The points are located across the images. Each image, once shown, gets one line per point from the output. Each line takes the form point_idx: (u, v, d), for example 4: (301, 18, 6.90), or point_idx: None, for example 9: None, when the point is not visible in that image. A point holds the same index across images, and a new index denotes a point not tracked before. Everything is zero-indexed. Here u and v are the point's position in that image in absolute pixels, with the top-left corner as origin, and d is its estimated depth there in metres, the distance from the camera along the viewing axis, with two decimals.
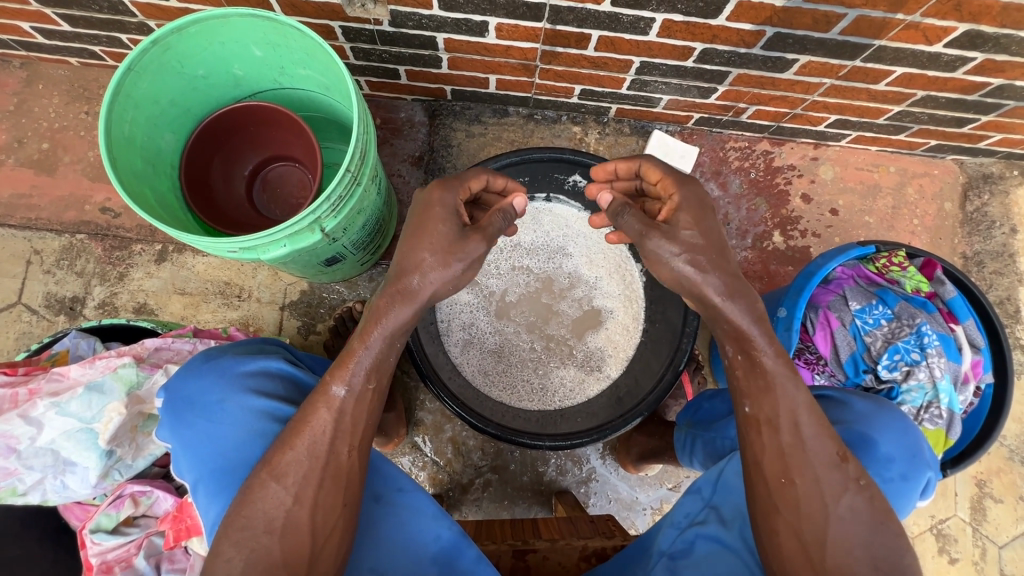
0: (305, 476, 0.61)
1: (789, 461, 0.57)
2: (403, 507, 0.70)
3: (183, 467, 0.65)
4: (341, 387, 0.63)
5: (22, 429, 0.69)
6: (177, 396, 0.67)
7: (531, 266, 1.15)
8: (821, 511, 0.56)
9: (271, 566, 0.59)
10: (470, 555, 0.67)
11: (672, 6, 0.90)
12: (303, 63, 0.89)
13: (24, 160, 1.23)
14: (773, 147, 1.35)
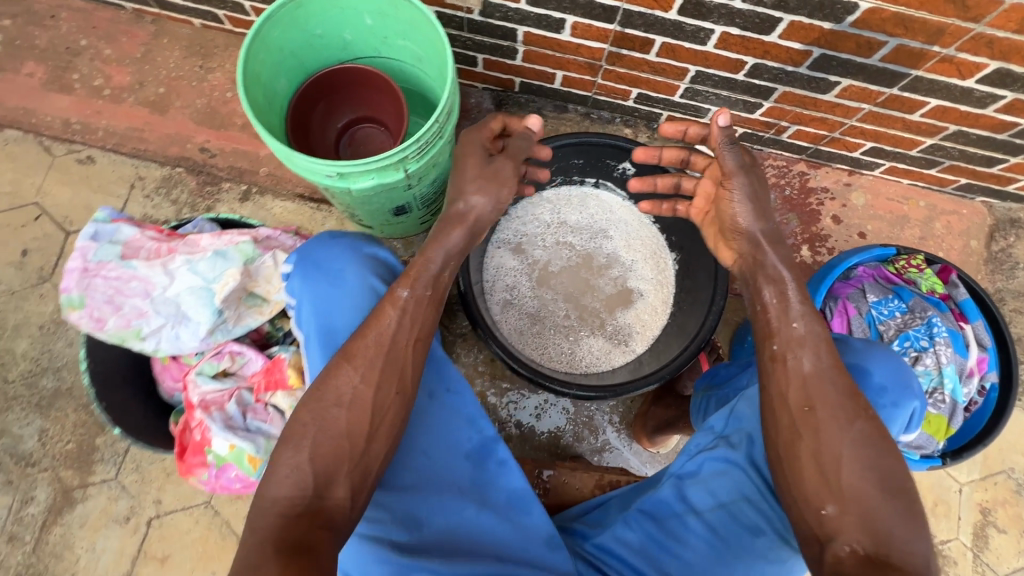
0: (372, 362, 0.70)
1: (811, 391, 0.66)
2: (449, 402, 0.78)
3: (304, 318, 0.77)
4: (406, 291, 0.76)
5: (160, 277, 0.82)
6: (307, 259, 0.80)
7: (573, 242, 1.26)
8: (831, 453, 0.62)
9: (332, 439, 0.67)
10: (500, 456, 0.78)
11: (731, 19, 1.02)
12: (404, 35, 1.04)
13: (142, 100, 1.40)
14: (809, 169, 1.44)
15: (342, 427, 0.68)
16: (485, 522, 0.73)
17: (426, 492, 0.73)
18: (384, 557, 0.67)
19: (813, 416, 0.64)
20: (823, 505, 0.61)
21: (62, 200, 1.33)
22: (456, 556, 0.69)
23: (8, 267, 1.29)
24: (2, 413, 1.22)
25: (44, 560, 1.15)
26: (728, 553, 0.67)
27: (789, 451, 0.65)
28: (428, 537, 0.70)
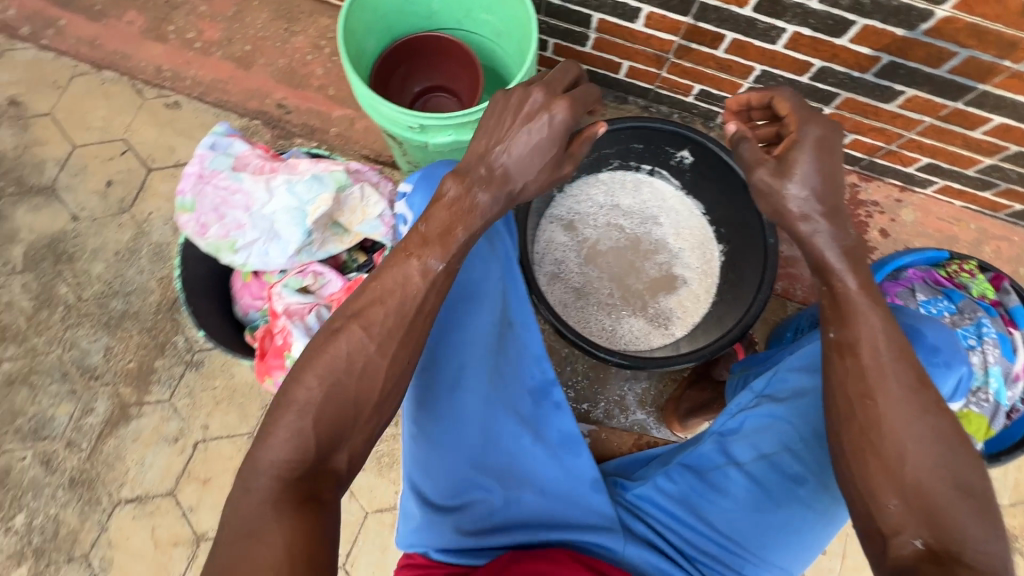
0: (389, 332, 0.67)
1: (870, 381, 0.64)
2: (516, 337, 0.78)
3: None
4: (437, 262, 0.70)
5: (261, 195, 0.89)
6: (427, 180, 0.85)
7: (624, 225, 1.31)
8: (896, 452, 0.61)
9: (344, 401, 0.65)
10: (556, 398, 0.78)
11: (804, 20, 1.05)
12: (489, 9, 1.11)
13: (228, 55, 1.49)
14: (861, 181, 1.45)
15: (350, 395, 0.66)
16: (538, 456, 0.74)
17: (484, 419, 0.73)
18: (447, 471, 0.71)
19: (872, 405, 0.63)
20: (889, 500, 0.61)
21: (148, 139, 1.42)
22: (511, 481, 0.73)
23: (93, 196, 1.38)
24: (73, 327, 1.30)
25: (97, 467, 1.23)
26: (769, 506, 0.70)
27: (848, 435, 0.65)
28: (485, 460, 0.73)
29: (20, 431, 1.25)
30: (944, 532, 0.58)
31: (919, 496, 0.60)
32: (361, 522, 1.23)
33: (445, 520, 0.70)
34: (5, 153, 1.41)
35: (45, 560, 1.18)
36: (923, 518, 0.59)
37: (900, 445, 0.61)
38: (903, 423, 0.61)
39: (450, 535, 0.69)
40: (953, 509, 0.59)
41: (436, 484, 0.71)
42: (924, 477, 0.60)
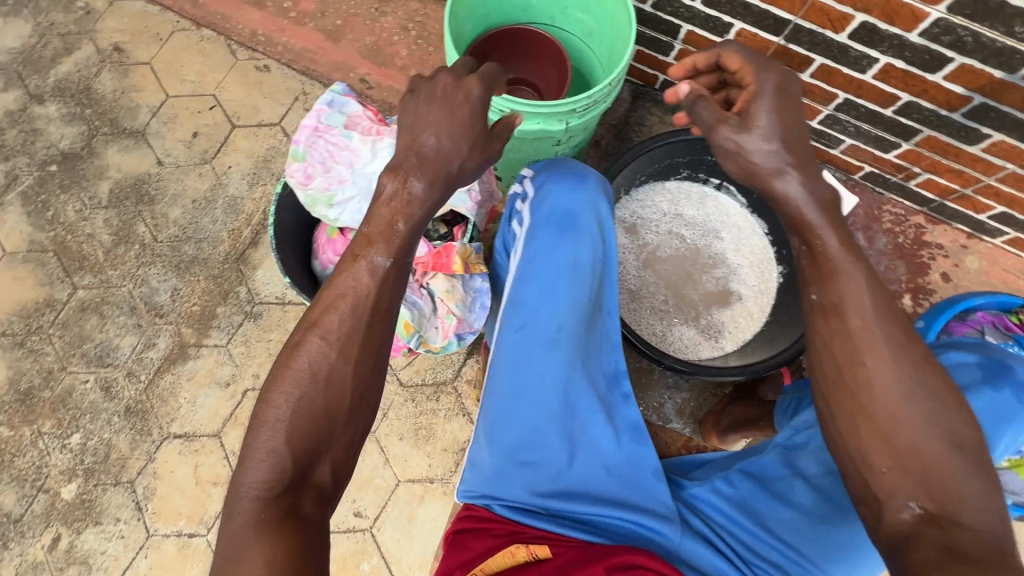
0: (348, 333, 0.64)
1: (856, 344, 0.60)
2: (603, 322, 0.83)
3: (543, 209, 0.82)
4: (384, 258, 0.67)
5: (365, 154, 0.95)
6: (557, 166, 0.87)
7: (685, 235, 1.32)
8: (888, 412, 0.58)
9: (315, 414, 0.61)
10: (626, 388, 0.82)
11: (900, 51, 1.06)
12: (585, 9, 1.14)
13: (320, 27, 1.54)
14: (927, 224, 1.43)
15: (319, 406, 0.61)
16: (607, 435, 0.77)
17: (568, 388, 0.76)
18: (524, 429, 0.75)
19: (862, 368, 0.59)
20: (880, 463, 0.58)
21: (236, 97, 1.49)
22: (578, 453, 0.76)
23: (179, 144, 1.45)
24: (146, 266, 1.37)
25: (152, 400, 1.29)
26: (831, 525, 0.70)
27: (835, 400, 0.62)
28: (561, 427, 0.75)
29: (86, 355, 1.32)
30: (945, 496, 0.55)
31: (917, 459, 0.57)
32: (392, 490, 1.25)
33: (513, 475, 0.73)
34: (104, 95, 1.49)
35: (94, 480, 1.25)
36: (921, 483, 0.56)
37: (892, 407, 0.58)
38: (896, 388, 0.58)
39: (515, 488, 0.73)
40: (949, 468, 0.56)
41: (510, 439, 0.75)
42: (917, 438, 0.57)
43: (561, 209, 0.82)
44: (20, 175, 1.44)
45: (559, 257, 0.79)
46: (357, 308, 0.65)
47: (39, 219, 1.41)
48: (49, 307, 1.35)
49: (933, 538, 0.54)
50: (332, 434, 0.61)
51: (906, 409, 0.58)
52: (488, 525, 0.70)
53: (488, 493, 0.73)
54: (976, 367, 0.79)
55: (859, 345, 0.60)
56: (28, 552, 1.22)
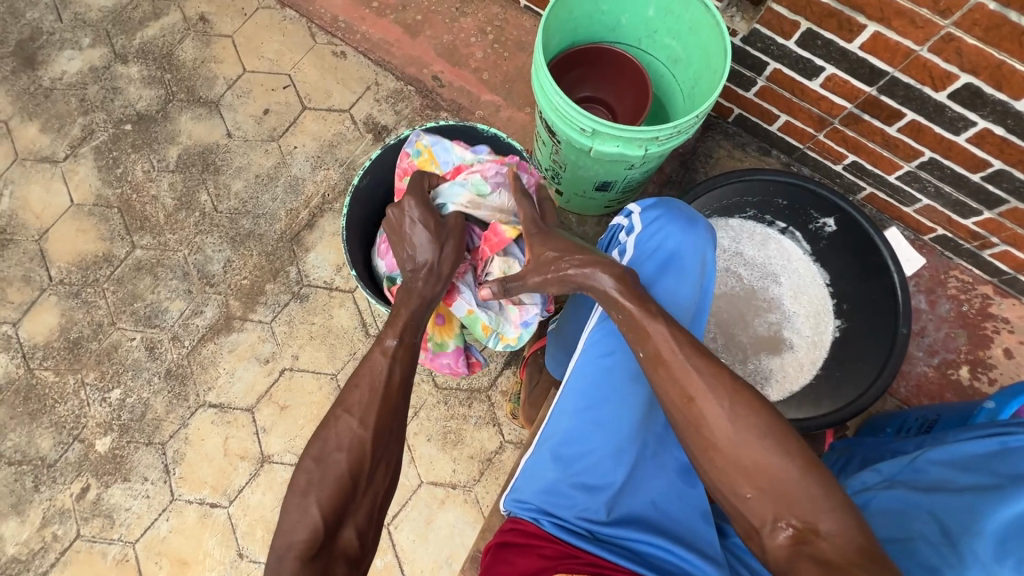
0: (366, 407, 0.73)
1: (692, 383, 0.67)
2: None
3: (648, 246, 0.88)
4: (393, 339, 0.80)
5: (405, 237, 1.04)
6: (669, 205, 0.91)
7: (743, 274, 1.29)
8: (725, 438, 0.63)
9: (340, 482, 0.67)
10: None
11: (1002, 118, 1.01)
12: (676, 35, 1.12)
13: (400, 21, 1.54)
14: (995, 295, 1.37)
15: (342, 472, 0.67)
16: (668, 473, 0.76)
17: (642, 420, 0.76)
18: (590, 451, 0.75)
19: (695, 406, 0.66)
20: (746, 490, 0.62)
21: (310, 79, 1.50)
22: (639, 486, 0.74)
23: (249, 119, 1.47)
24: (204, 234, 1.39)
25: (192, 366, 1.31)
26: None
27: (689, 439, 0.66)
28: (625, 457, 0.75)
29: (135, 313, 1.35)
30: (802, 508, 0.59)
31: (768, 479, 0.61)
32: (414, 490, 1.24)
33: (572, 495, 0.72)
34: (184, 63, 1.52)
35: (127, 437, 1.27)
36: (780, 502, 0.60)
37: (725, 430, 0.64)
38: (722, 410, 0.64)
39: (571, 507, 0.72)
40: (797, 482, 0.60)
41: (575, 458, 0.75)
42: (759, 457, 0.61)
43: (667, 250, 0.87)
44: (96, 130, 1.48)
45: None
46: (373, 386, 0.75)
47: (108, 174, 1.45)
48: (106, 261, 1.38)
49: (807, 554, 0.57)
50: (356, 493, 0.67)
51: (733, 430, 0.63)
52: (536, 543, 0.68)
53: (543, 507, 0.72)
54: None
55: (689, 381, 0.67)
56: (56, 498, 1.25)
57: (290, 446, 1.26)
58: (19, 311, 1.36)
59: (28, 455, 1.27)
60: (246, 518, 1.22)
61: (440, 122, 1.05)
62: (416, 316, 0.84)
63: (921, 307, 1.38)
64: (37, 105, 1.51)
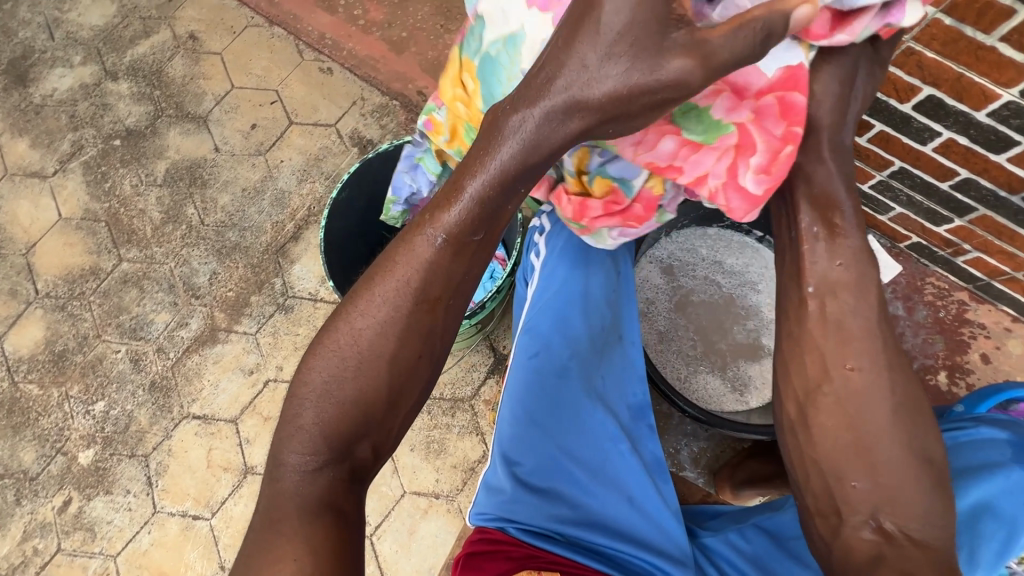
0: (396, 307, 0.54)
1: (853, 348, 0.60)
2: (625, 349, 0.83)
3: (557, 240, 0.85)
4: (439, 234, 0.53)
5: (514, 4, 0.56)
6: None
7: (721, 282, 1.30)
8: (882, 425, 0.59)
9: (345, 402, 0.54)
10: (652, 420, 0.83)
11: (965, 129, 1.04)
12: None
13: (385, 38, 1.54)
14: (970, 301, 1.39)
15: (349, 393, 0.54)
16: (627, 466, 0.78)
17: (598, 418, 0.78)
18: (547, 453, 0.76)
19: (854, 378, 0.60)
20: (856, 478, 0.59)
21: (297, 95, 1.53)
22: (601, 485, 0.77)
23: (237, 133, 1.50)
24: (190, 247, 1.41)
25: (177, 378, 1.32)
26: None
27: (824, 406, 0.61)
28: (584, 456, 0.77)
29: (121, 326, 1.35)
30: (902, 512, 0.58)
31: (891, 476, 0.58)
32: (397, 500, 1.25)
33: (532, 500, 0.73)
34: (173, 79, 1.55)
35: (111, 449, 1.27)
36: (885, 497, 0.58)
37: (880, 418, 0.59)
38: (888, 401, 0.59)
39: (530, 512, 0.72)
40: (915, 484, 0.58)
41: (529, 460, 0.75)
42: (898, 455, 0.58)
43: (577, 244, 0.84)
44: (86, 146, 1.51)
45: (574, 288, 0.82)
46: (400, 294, 0.54)
47: (96, 189, 1.47)
48: (93, 275, 1.39)
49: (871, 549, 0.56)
50: (368, 425, 0.54)
51: (892, 424, 0.58)
52: (503, 547, 0.68)
53: (504, 515, 0.71)
54: (1008, 446, 0.75)
55: (832, 355, 0.61)
56: (38, 512, 1.24)
57: None
58: (5, 325, 1.37)
59: (10, 468, 1.27)
60: (228, 530, 1.21)
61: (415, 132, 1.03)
62: (491, 200, 0.52)
63: (898, 313, 1.40)
64: (27, 121, 1.53)
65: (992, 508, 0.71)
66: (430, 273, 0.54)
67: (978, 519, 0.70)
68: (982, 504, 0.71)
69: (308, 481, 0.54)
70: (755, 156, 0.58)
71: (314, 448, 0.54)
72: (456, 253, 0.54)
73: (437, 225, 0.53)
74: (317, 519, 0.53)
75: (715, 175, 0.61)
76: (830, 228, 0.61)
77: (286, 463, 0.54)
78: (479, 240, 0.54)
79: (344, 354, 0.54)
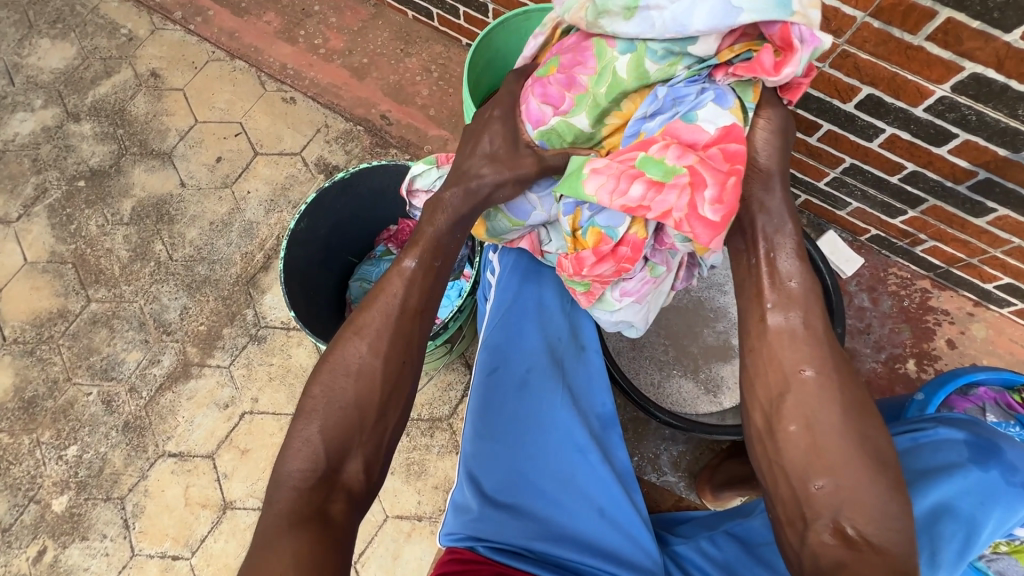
0: (378, 330, 0.66)
1: (804, 352, 0.63)
2: (588, 359, 0.86)
3: (509, 259, 0.88)
4: (411, 262, 0.69)
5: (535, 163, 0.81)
6: None
7: (688, 287, 1.32)
8: (836, 424, 0.60)
9: (347, 411, 0.62)
10: (620, 429, 0.84)
11: (905, 124, 1.08)
12: None
13: (346, 65, 1.56)
14: (933, 288, 1.41)
15: (349, 399, 0.63)
16: (596, 477, 0.78)
17: (564, 428, 0.79)
18: (514, 465, 0.77)
19: (805, 381, 0.62)
20: (816, 479, 0.59)
21: (261, 126, 1.53)
22: (572, 497, 0.77)
23: (202, 167, 1.50)
24: (159, 283, 1.40)
25: (151, 417, 1.30)
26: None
27: (784, 410, 0.63)
28: (553, 467, 0.78)
29: (92, 367, 1.34)
30: (867, 515, 0.57)
31: (852, 474, 0.58)
32: (379, 525, 1.24)
33: (501, 518, 0.73)
34: (136, 117, 1.56)
35: (85, 494, 1.26)
36: (847, 498, 0.58)
37: (834, 416, 0.60)
38: (838, 404, 0.61)
39: (498, 528, 0.72)
40: (875, 485, 0.57)
41: (494, 475, 0.76)
42: (854, 453, 0.59)
43: (528, 261, 0.87)
44: (50, 189, 1.50)
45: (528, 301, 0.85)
46: (388, 309, 0.67)
47: (62, 231, 1.46)
48: (62, 317, 1.39)
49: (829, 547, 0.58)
50: (361, 434, 0.62)
51: (844, 423, 0.60)
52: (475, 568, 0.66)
53: (473, 534, 0.70)
54: (964, 445, 0.76)
55: (787, 360, 0.63)
56: (12, 563, 1.22)
57: (252, 491, 1.24)
58: None
59: None
60: (209, 568, 1.20)
61: (373, 162, 1.06)
62: (444, 236, 0.71)
63: (864, 305, 1.42)
64: None
65: (951, 509, 0.72)
66: (405, 287, 0.68)
67: (938, 521, 0.71)
68: (941, 506, 0.72)
69: (308, 495, 0.58)
70: (708, 189, 0.60)
71: (315, 459, 0.60)
72: (430, 274, 0.70)
73: (408, 254, 0.70)
74: (305, 528, 0.55)
75: (678, 209, 0.62)
76: (772, 261, 0.65)
77: (288, 474, 0.60)
78: (440, 266, 0.71)
79: (347, 364, 0.64)
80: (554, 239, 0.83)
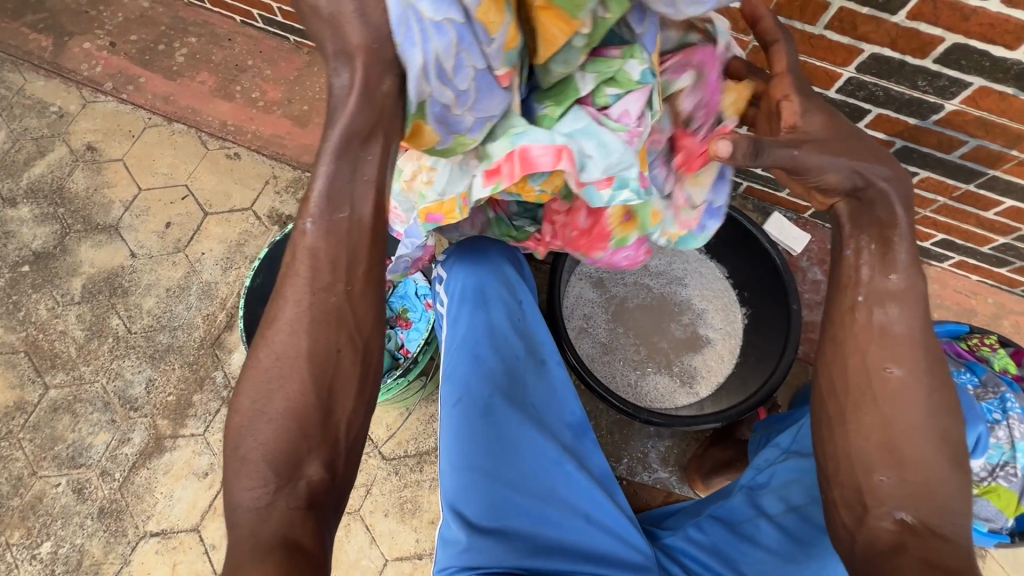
0: (294, 326, 0.53)
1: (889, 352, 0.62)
2: (550, 371, 0.88)
3: (456, 285, 0.87)
4: (309, 221, 0.53)
5: None
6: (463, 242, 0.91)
7: (650, 285, 1.36)
8: (906, 417, 0.61)
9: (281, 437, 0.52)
10: (592, 435, 0.87)
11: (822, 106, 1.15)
12: None
13: (287, 114, 1.57)
14: None
15: (280, 414, 0.52)
16: (576, 485, 0.81)
17: (540, 444, 0.80)
18: (496, 489, 0.76)
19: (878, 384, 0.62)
20: (880, 472, 0.60)
21: (208, 186, 1.52)
22: (557, 509, 0.78)
23: (152, 235, 1.48)
24: (120, 358, 1.36)
25: (127, 498, 1.26)
26: (804, 547, 0.71)
27: (861, 412, 0.63)
28: (536, 484, 0.79)
29: (58, 457, 1.29)
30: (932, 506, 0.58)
31: (920, 474, 0.59)
32: (380, 570, 1.22)
33: (488, 544, 0.72)
34: (77, 194, 1.53)
35: None
36: (910, 494, 0.59)
37: (907, 411, 0.61)
38: (905, 400, 0.61)
39: (492, 554, 0.72)
40: (941, 481, 0.59)
41: (477, 504, 0.75)
42: (915, 457, 0.60)
43: (473, 283, 0.86)
44: None
45: (482, 324, 0.84)
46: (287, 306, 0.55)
47: (10, 320, 1.41)
48: (19, 410, 1.33)
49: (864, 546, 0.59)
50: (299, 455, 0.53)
51: (916, 413, 0.60)
52: None
53: (464, 565, 0.71)
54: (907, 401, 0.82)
55: (859, 342, 0.64)
56: None
57: None
58: None
59: None
60: None
61: None
62: (339, 180, 0.53)
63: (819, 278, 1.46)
64: None
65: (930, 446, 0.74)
66: (315, 259, 0.53)
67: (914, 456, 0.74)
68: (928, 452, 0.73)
69: (263, 515, 0.51)
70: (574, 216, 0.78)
71: (263, 476, 0.51)
72: (341, 235, 0.54)
73: (307, 214, 0.54)
74: (268, 555, 0.48)
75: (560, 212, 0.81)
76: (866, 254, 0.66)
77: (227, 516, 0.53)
78: (348, 216, 0.54)
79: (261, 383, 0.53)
80: (601, 156, 0.63)
